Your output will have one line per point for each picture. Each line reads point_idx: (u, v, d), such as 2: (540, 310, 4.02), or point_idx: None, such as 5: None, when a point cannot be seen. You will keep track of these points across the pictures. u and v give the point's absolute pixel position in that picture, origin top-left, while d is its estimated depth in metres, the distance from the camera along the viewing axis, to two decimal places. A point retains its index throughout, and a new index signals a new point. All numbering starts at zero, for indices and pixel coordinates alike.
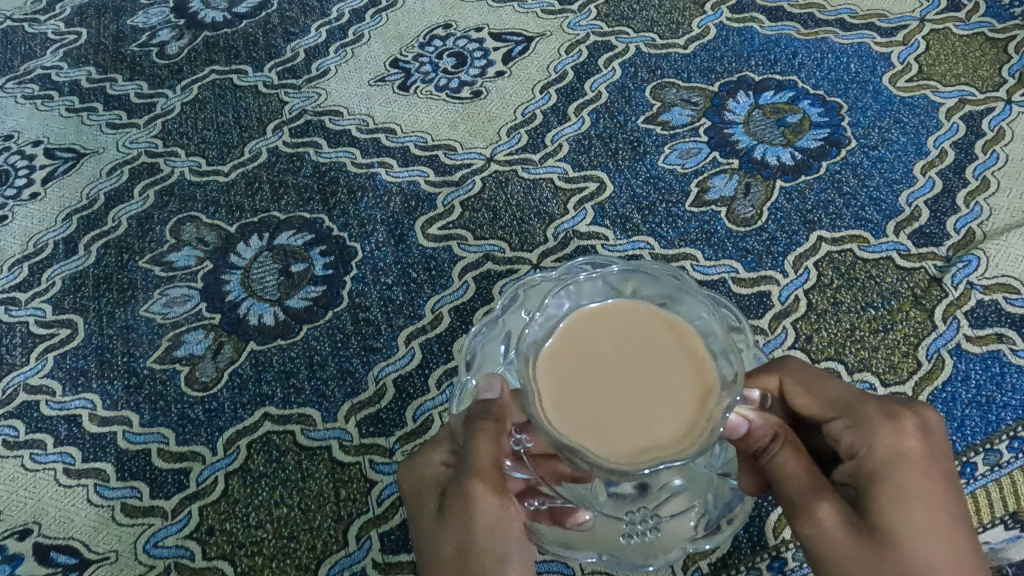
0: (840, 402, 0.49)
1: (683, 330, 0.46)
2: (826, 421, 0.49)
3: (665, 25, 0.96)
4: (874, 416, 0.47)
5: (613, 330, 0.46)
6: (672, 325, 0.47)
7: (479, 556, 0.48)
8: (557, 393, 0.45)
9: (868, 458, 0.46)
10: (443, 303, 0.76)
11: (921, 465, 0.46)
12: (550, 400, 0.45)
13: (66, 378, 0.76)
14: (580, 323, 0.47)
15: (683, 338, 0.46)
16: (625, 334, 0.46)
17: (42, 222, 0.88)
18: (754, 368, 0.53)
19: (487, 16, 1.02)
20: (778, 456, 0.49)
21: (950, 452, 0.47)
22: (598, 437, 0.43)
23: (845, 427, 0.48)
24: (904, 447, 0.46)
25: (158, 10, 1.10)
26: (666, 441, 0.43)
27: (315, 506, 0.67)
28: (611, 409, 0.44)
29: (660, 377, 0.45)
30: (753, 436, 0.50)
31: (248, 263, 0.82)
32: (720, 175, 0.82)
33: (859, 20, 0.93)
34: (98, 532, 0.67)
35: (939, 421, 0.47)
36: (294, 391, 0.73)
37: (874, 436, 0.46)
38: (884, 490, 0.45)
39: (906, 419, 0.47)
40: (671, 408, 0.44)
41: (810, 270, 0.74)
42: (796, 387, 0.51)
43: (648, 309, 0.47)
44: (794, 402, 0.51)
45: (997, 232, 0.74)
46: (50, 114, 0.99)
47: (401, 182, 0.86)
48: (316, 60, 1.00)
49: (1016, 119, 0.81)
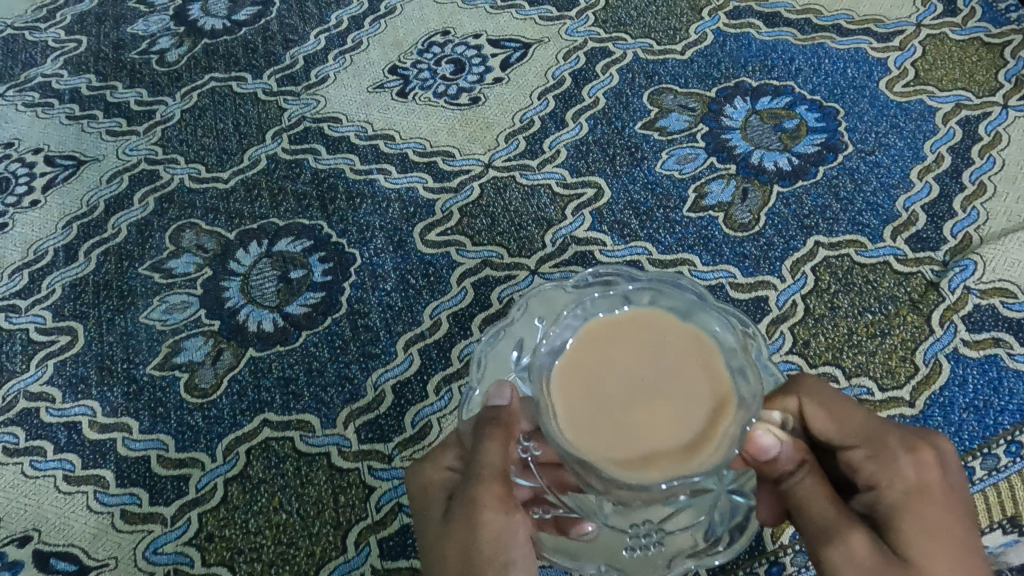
0: (862, 431, 0.49)
1: (700, 344, 0.46)
2: (845, 448, 0.50)
3: (662, 31, 0.97)
4: (897, 448, 0.48)
5: (627, 348, 0.47)
6: (692, 340, 0.47)
7: (483, 564, 0.48)
8: (580, 413, 0.45)
9: (890, 490, 0.47)
10: (441, 309, 0.76)
11: (941, 497, 0.47)
12: (566, 416, 0.45)
13: (65, 386, 0.77)
14: (597, 338, 0.47)
15: (700, 351, 0.46)
16: (643, 348, 0.46)
17: (43, 230, 0.89)
18: (772, 391, 0.52)
19: (485, 22, 1.02)
20: (801, 482, 0.49)
21: (961, 484, 0.49)
22: (614, 454, 0.43)
23: (867, 457, 0.48)
24: (923, 479, 0.48)
25: (157, 18, 1.10)
26: (685, 455, 0.43)
27: (314, 512, 0.67)
28: (627, 426, 0.44)
29: (676, 391, 0.45)
30: (780, 462, 0.50)
31: (247, 270, 0.82)
32: (718, 180, 0.82)
33: (856, 26, 0.93)
34: (97, 539, 0.68)
35: (953, 453, 0.49)
36: (293, 397, 0.73)
37: (897, 469, 0.48)
38: (909, 523, 0.46)
39: (925, 451, 0.48)
40: (687, 422, 0.44)
41: (807, 275, 0.74)
42: (815, 410, 0.50)
43: (665, 323, 0.47)
44: (813, 426, 0.50)
45: (993, 236, 0.74)
46: (50, 122, 0.99)
47: (400, 188, 0.86)
48: (315, 67, 1.00)
49: (1013, 124, 0.82)
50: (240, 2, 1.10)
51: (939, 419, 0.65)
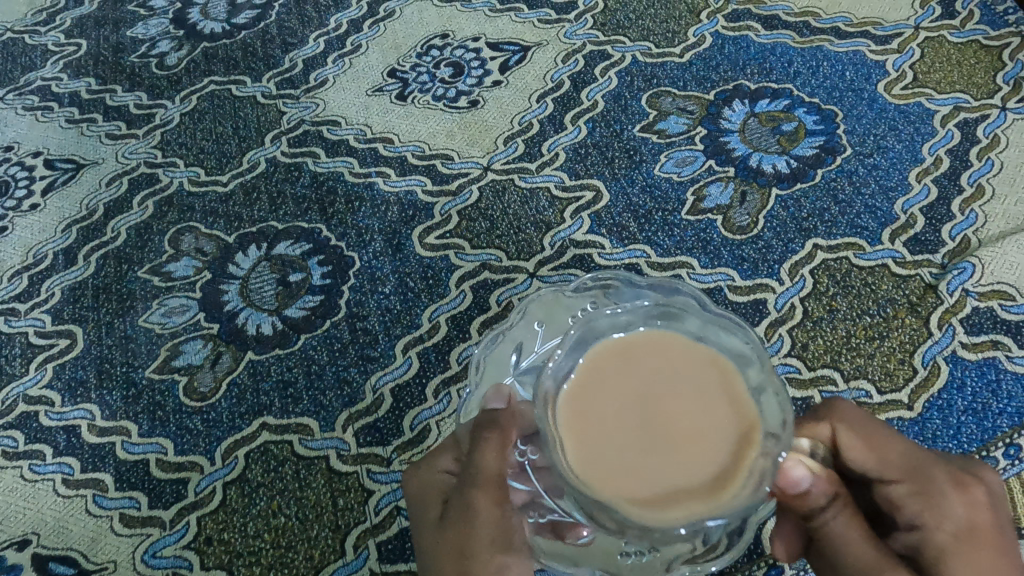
0: (906, 465, 0.49)
1: (720, 369, 0.44)
2: (886, 482, 0.49)
3: (661, 34, 0.97)
4: (945, 484, 0.49)
5: (644, 375, 0.44)
6: (711, 361, 0.45)
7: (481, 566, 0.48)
8: (599, 445, 0.43)
9: (939, 530, 0.47)
10: (440, 312, 0.76)
11: (992, 537, 0.47)
12: (576, 449, 0.43)
13: (65, 389, 0.77)
14: (612, 361, 0.45)
15: (720, 377, 0.44)
16: (659, 375, 0.44)
17: (42, 234, 0.89)
18: (803, 416, 0.51)
19: (483, 26, 1.02)
20: (835, 518, 0.48)
21: (1007, 522, 0.50)
22: (628, 493, 0.41)
23: (913, 493, 0.48)
24: (974, 519, 0.48)
25: (157, 21, 1.11)
26: (710, 488, 0.41)
27: (313, 515, 0.67)
28: (642, 462, 0.42)
29: (694, 423, 0.43)
30: (813, 497, 0.47)
31: (246, 273, 0.82)
32: (716, 183, 0.82)
33: (854, 29, 0.93)
34: (96, 542, 0.68)
35: (999, 489, 0.50)
36: (292, 401, 0.73)
37: (946, 507, 0.48)
38: (959, 564, 0.46)
39: (973, 489, 0.49)
40: (704, 457, 0.42)
41: (806, 278, 0.74)
42: (851, 437, 0.49)
43: (683, 347, 0.45)
44: (849, 457, 0.49)
45: (991, 239, 0.74)
46: (50, 125, 0.99)
47: (398, 192, 0.86)
48: (313, 70, 1.00)
49: (1011, 127, 0.82)
50: (240, 5, 1.10)
51: (937, 422, 0.65)
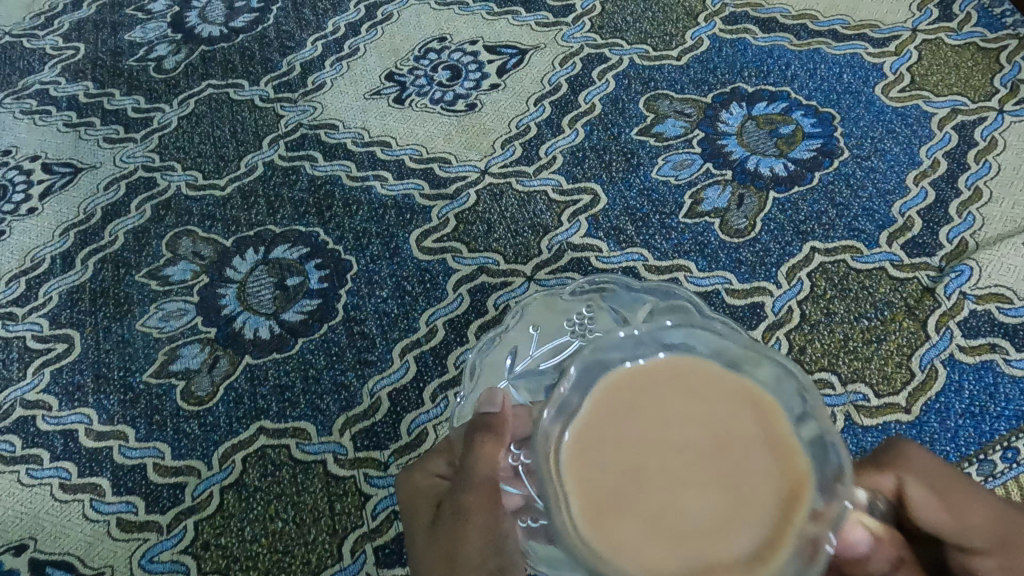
0: (996, 534, 0.42)
1: (762, 416, 0.37)
2: (968, 549, 0.43)
3: (658, 36, 0.97)
4: None
5: (668, 420, 0.37)
6: (746, 396, 0.38)
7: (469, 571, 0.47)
8: (614, 505, 0.35)
9: None
10: (437, 315, 0.76)
11: None
12: (585, 513, 0.36)
13: (62, 394, 0.77)
14: (624, 396, 0.38)
15: (761, 425, 0.37)
16: (688, 421, 0.37)
17: (40, 238, 0.89)
18: (863, 461, 0.43)
19: (481, 29, 1.02)
20: None
21: None
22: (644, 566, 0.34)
23: (999, 566, 0.42)
24: None
25: (155, 25, 1.11)
26: (750, 562, 0.34)
27: (310, 520, 0.67)
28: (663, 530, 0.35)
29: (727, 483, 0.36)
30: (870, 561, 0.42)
31: (243, 277, 0.82)
32: (714, 186, 0.82)
33: (851, 32, 0.93)
34: (93, 547, 0.68)
35: None
36: (289, 405, 0.73)
37: None
38: None
39: None
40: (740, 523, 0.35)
41: (803, 281, 0.74)
42: (922, 496, 0.41)
43: (716, 386, 0.38)
44: (929, 521, 0.42)
45: (989, 241, 0.74)
46: (47, 129, 0.99)
47: (396, 195, 0.86)
48: (311, 73, 1.00)
49: (1009, 129, 0.81)
50: (237, 9, 1.10)
51: (935, 425, 0.65)
